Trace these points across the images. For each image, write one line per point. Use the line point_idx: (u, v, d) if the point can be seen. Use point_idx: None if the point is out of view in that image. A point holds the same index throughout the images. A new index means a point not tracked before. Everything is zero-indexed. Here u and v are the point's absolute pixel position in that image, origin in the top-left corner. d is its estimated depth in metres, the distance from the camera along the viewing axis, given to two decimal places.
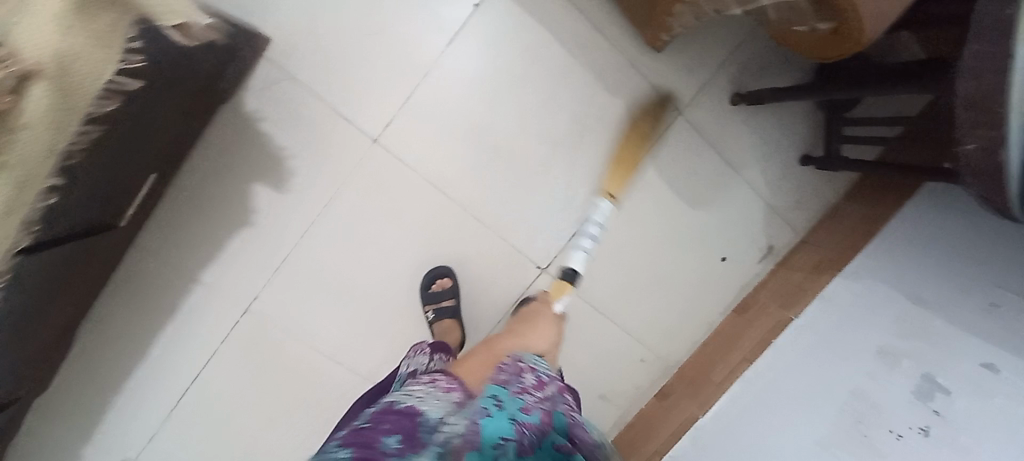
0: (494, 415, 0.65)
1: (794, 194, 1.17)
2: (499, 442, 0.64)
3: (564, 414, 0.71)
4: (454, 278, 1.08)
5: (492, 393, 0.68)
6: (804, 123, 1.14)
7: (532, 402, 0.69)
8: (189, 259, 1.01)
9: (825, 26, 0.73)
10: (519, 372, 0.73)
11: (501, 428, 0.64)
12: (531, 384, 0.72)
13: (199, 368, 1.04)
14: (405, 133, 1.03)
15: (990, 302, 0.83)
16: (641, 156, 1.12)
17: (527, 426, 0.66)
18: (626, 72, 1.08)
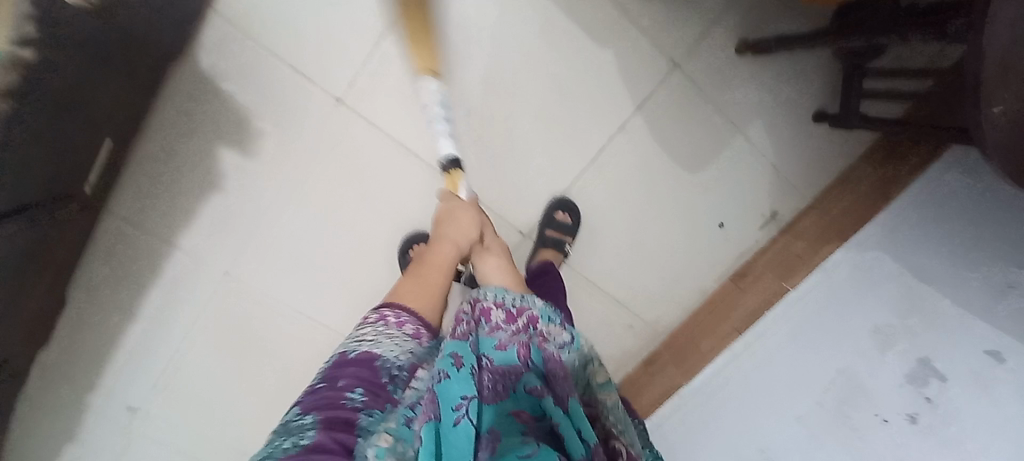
0: (455, 376, 0.55)
1: (805, 154, 1.06)
2: (460, 402, 0.53)
3: (538, 347, 0.60)
4: None
5: (450, 350, 0.57)
6: (817, 75, 1.03)
7: (506, 339, 0.60)
8: (166, 224, 0.98)
9: None
10: (482, 313, 0.63)
11: (460, 386, 0.54)
12: (501, 319, 0.62)
13: (186, 335, 1.03)
14: (372, 92, 0.97)
15: (1001, 286, 0.81)
16: (631, 113, 1.02)
17: (494, 372, 0.58)
18: (616, 17, 0.96)
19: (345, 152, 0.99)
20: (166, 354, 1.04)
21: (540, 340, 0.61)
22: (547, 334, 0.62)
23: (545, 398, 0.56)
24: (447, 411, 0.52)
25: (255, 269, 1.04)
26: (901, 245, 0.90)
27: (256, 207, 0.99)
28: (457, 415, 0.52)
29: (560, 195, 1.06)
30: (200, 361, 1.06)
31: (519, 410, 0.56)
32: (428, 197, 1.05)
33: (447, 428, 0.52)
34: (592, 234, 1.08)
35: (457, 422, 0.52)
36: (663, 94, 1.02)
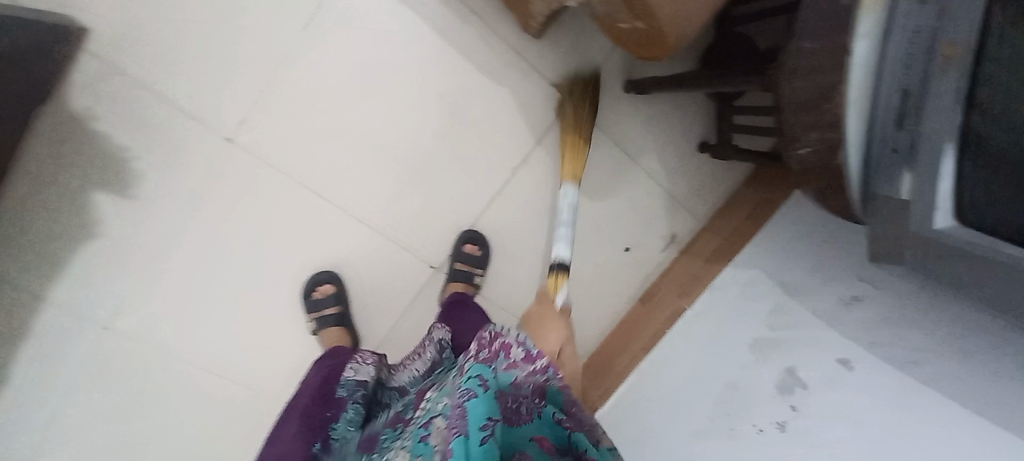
0: (480, 397, 0.64)
1: (695, 181, 1.15)
2: (485, 423, 0.63)
3: (557, 388, 0.67)
4: (337, 284, 1.02)
5: (476, 372, 0.66)
6: (699, 111, 1.12)
7: (523, 379, 0.68)
8: (34, 276, 0.91)
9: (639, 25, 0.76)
10: (503, 347, 0.69)
11: (484, 405, 0.64)
12: (519, 358, 0.68)
13: (58, 396, 0.94)
14: (264, 131, 0.94)
15: (853, 295, 0.84)
16: (531, 147, 1.07)
17: (521, 397, 0.69)
18: (507, 57, 1.02)
19: (239, 194, 0.95)
20: (34, 420, 0.94)
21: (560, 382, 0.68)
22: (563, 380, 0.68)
23: (574, 433, 0.67)
24: (476, 428, 0.62)
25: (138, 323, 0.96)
26: (775, 261, 0.98)
27: (141, 253, 0.94)
28: (484, 433, 0.62)
29: (469, 227, 1.08)
30: (74, 427, 0.95)
31: (539, 435, 0.69)
32: (334, 235, 1.02)
33: (474, 445, 0.61)
34: (503, 264, 1.10)
35: (483, 440, 0.61)
36: (559, 128, 1.07)
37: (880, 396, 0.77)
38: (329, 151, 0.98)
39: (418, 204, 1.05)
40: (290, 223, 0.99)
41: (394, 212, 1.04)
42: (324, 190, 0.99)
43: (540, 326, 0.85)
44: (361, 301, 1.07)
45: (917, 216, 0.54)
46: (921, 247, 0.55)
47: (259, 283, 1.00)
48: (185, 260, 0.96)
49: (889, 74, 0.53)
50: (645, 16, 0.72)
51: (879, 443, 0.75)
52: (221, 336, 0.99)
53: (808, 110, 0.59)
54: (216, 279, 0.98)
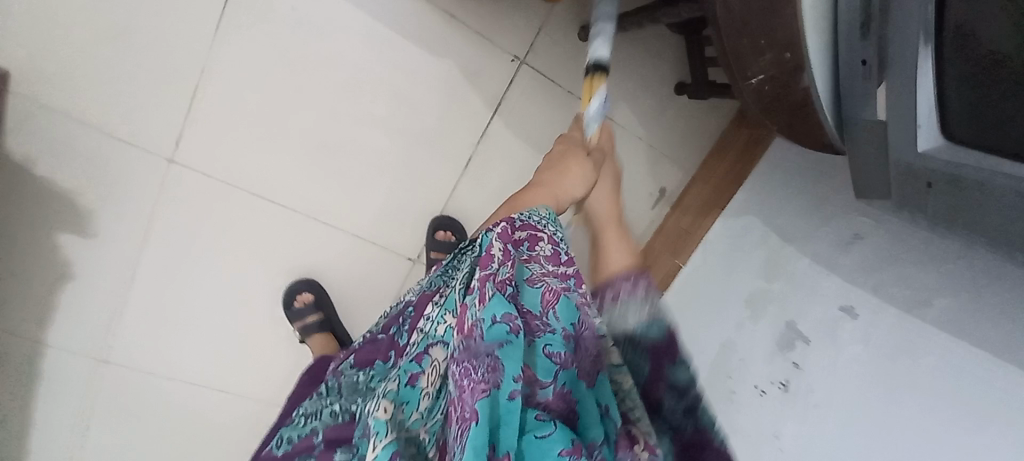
0: (515, 343, 0.44)
1: (676, 126, 1.04)
2: (520, 376, 0.43)
3: (577, 304, 0.49)
4: (316, 291, 0.98)
5: (501, 311, 0.44)
6: (666, 49, 1.02)
7: (539, 278, 0.49)
8: (22, 327, 0.91)
9: None
10: (527, 243, 0.51)
11: (518, 357, 0.43)
12: (546, 258, 0.51)
13: (64, 442, 0.94)
14: (207, 146, 0.92)
15: (855, 234, 0.76)
16: (488, 118, 0.99)
17: (534, 323, 0.47)
18: (443, 25, 0.95)
19: (199, 215, 0.94)
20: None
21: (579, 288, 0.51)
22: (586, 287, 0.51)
23: (567, 371, 0.46)
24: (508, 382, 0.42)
25: (125, 360, 0.96)
26: (769, 205, 0.89)
27: (114, 288, 0.94)
28: (514, 390, 0.42)
29: (439, 214, 1.02)
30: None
31: (528, 373, 0.45)
32: (299, 243, 0.99)
33: (505, 403, 0.41)
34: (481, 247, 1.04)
35: (513, 397, 0.42)
36: (515, 93, 0.99)
37: (883, 344, 0.69)
38: (276, 157, 0.94)
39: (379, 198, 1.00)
40: (254, 236, 0.97)
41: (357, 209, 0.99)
42: (281, 197, 0.96)
43: (553, 178, 0.64)
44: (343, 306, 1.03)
45: (901, 140, 0.47)
46: (910, 178, 0.48)
47: (236, 301, 0.98)
48: (159, 291, 0.95)
49: None
50: None
51: (879, 436, 0.67)
52: (212, 360, 0.99)
53: (744, 30, 0.49)
54: (193, 304, 0.97)
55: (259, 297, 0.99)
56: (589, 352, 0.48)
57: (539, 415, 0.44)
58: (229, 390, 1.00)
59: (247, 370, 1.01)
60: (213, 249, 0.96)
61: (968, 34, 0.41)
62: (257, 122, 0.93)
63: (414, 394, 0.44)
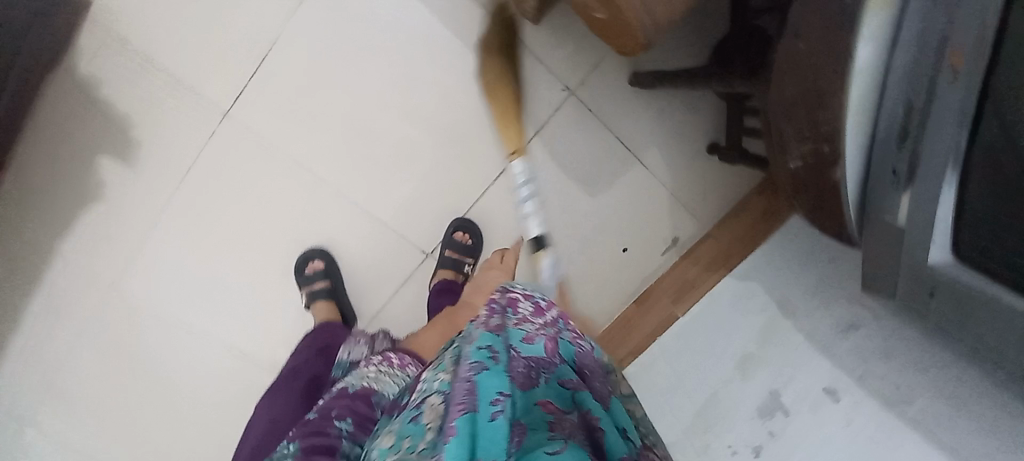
0: (493, 370, 0.52)
1: (701, 183, 1.09)
2: (497, 398, 0.50)
3: (570, 340, 0.62)
4: (328, 261, 1.02)
5: (483, 342, 0.54)
6: (707, 110, 1.06)
7: (532, 332, 0.59)
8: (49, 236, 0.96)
9: None
10: (511, 303, 0.63)
11: (498, 382, 0.51)
12: (529, 312, 0.63)
13: (61, 353, 0.99)
14: (260, 105, 0.96)
15: (851, 322, 0.81)
16: (528, 137, 1.04)
17: (533, 360, 0.58)
18: (506, 43, 1.00)
19: (239, 168, 0.97)
20: (41, 374, 0.99)
21: (571, 334, 0.62)
22: (577, 332, 0.63)
23: (577, 393, 0.58)
24: (486, 402, 0.49)
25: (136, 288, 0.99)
26: (775, 270, 0.91)
27: (140, 220, 0.97)
28: (496, 410, 0.49)
29: (463, 215, 1.06)
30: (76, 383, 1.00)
31: (546, 400, 0.56)
32: (324, 216, 1.02)
33: (484, 421, 0.48)
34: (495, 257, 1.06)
35: (495, 417, 0.49)
36: (558, 119, 1.04)
37: (860, 429, 0.77)
38: (322, 129, 0.99)
39: (409, 189, 1.03)
40: (284, 198, 1.00)
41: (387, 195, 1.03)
42: (318, 168, 1.00)
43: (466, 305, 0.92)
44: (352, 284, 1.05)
45: (914, 243, 0.50)
46: (916, 282, 0.52)
47: (251, 258, 1.01)
48: (183, 231, 0.98)
49: (897, 79, 0.47)
50: None
51: None
52: (217, 308, 1.01)
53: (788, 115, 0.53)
54: (211, 251, 0.99)
55: (274, 258, 1.02)
56: (602, 390, 0.60)
57: (549, 435, 0.51)
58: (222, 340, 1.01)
59: (244, 325, 1.02)
60: (244, 202, 0.99)
61: (1001, 168, 0.45)
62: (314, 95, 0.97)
63: (419, 429, 0.50)
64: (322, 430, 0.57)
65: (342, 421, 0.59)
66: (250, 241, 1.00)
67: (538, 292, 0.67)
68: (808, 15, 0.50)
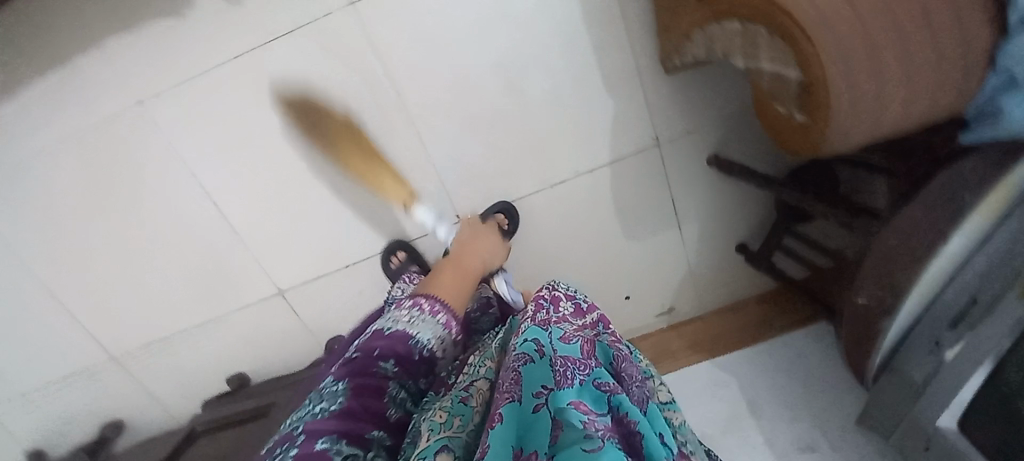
0: (538, 362, 0.65)
1: (718, 272, 1.18)
2: (540, 391, 0.61)
3: (608, 343, 0.73)
4: (409, 250, 1.12)
5: (531, 336, 0.69)
6: (760, 215, 1.12)
7: (571, 333, 0.71)
8: (111, 33, 0.94)
9: (801, 116, 0.54)
10: (556, 301, 0.79)
11: (542, 376, 0.63)
12: (569, 312, 0.77)
13: (82, 141, 1.01)
14: (383, 12, 0.95)
15: (807, 443, 0.90)
16: (600, 164, 1.08)
17: (570, 358, 0.66)
18: (629, 74, 1.00)
19: (345, 53, 0.97)
20: (54, 146, 1.01)
21: (610, 341, 0.73)
22: (616, 337, 0.75)
23: (616, 396, 0.63)
24: (530, 393, 0.61)
25: (205, 126, 1.01)
26: (754, 375, 1.02)
27: (209, 57, 0.97)
28: (538, 404, 0.60)
29: (511, 200, 1.11)
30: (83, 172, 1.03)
31: (578, 401, 0.60)
32: (400, 136, 1.05)
33: (527, 411, 0.59)
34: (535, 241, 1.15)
35: (538, 410, 0.59)
36: (632, 162, 1.08)
37: None
38: (428, 65, 1.00)
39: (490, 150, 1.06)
40: (374, 98, 1.01)
41: (467, 144, 1.06)
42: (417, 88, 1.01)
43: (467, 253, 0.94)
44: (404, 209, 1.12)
45: (929, 406, 0.59)
46: (917, 435, 0.61)
47: (323, 143, 1.04)
48: (269, 90, 0.99)
49: (959, 282, 0.57)
50: (812, 108, 0.52)
51: None
52: (257, 172, 1.06)
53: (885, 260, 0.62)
54: (289, 119, 1.02)
55: (344, 151, 1.05)
56: (640, 396, 0.67)
57: (586, 433, 0.56)
58: (280, 206, 1.09)
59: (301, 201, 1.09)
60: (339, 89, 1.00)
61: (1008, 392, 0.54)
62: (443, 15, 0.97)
63: (466, 409, 0.63)
64: (369, 370, 0.65)
65: (384, 363, 0.66)
66: (327, 125, 1.02)
67: (579, 295, 0.83)
68: (934, 198, 0.59)
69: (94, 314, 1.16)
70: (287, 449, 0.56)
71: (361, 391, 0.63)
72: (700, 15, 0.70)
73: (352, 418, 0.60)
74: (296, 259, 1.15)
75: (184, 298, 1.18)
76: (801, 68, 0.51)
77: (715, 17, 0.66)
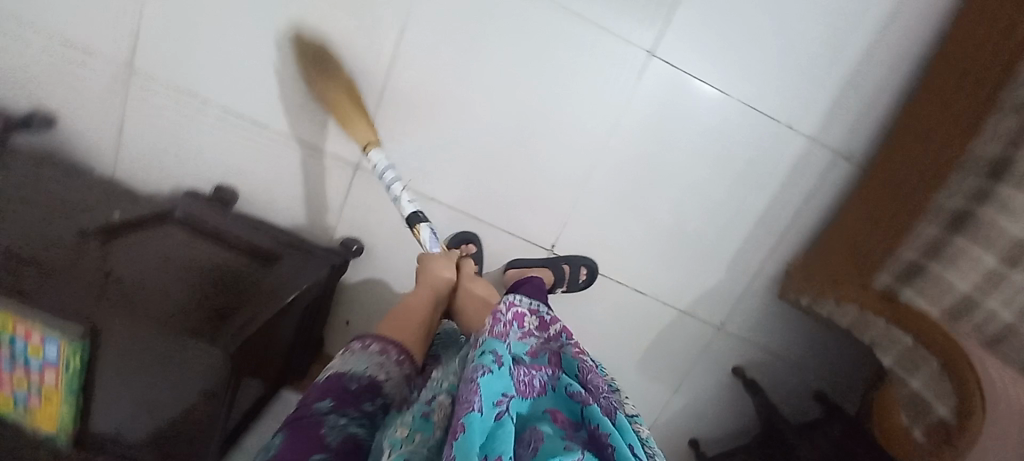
0: (495, 373, 0.53)
1: (668, 445, 1.31)
2: (500, 400, 0.51)
3: (573, 354, 0.62)
4: (477, 245, 1.09)
5: (487, 348, 0.55)
6: (733, 426, 1.29)
7: (538, 347, 0.63)
8: None
9: (923, 436, 0.75)
10: (513, 318, 0.64)
11: (500, 384, 0.52)
12: (533, 326, 0.65)
13: None
14: (661, 82, 1.02)
15: None
16: (671, 309, 1.18)
17: (530, 370, 0.57)
18: (748, 275, 1.14)
19: (603, 79, 1.01)
20: None
21: (574, 348, 0.62)
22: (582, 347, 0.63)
23: (588, 407, 0.55)
24: (489, 403, 0.50)
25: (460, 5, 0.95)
26: None
27: None
28: (499, 412, 0.50)
29: (592, 260, 1.14)
30: None
31: (551, 410, 0.55)
32: (576, 166, 1.07)
33: (487, 423, 0.48)
34: (580, 315, 1.20)
35: (499, 419, 0.50)
36: (693, 327, 1.19)
37: None
38: (646, 142, 1.06)
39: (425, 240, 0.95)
40: (601, 129, 1.04)
41: (620, 213, 1.11)
42: (537, 113, 1.03)
43: (427, 276, 0.84)
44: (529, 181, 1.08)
45: None
46: None
47: (524, 113, 1.03)
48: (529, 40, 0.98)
49: None
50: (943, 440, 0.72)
51: None
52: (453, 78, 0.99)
53: None
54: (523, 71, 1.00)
55: (537, 134, 1.04)
56: (608, 404, 0.56)
57: (565, 445, 0.49)
58: (438, 114, 1.02)
59: (465, 129, 1.03)
60: (578, 97, 1.02)
61: None
62: (563, 67, 1.00)
63: (429, 426, 0.52)
64: (303, 410, 0.56)
65: (321, 402, 0.57)
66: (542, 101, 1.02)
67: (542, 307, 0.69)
68: None
69: (147, 25, 0.93)
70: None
71: (303, 430, 0.53)
72: (872, 306, 0.87)
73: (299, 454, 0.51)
74: (398, 158, 1.05)
75: (256, 96, 0.98)
76: (958, 413, 0.70)
77: (889, 320, 0.83)
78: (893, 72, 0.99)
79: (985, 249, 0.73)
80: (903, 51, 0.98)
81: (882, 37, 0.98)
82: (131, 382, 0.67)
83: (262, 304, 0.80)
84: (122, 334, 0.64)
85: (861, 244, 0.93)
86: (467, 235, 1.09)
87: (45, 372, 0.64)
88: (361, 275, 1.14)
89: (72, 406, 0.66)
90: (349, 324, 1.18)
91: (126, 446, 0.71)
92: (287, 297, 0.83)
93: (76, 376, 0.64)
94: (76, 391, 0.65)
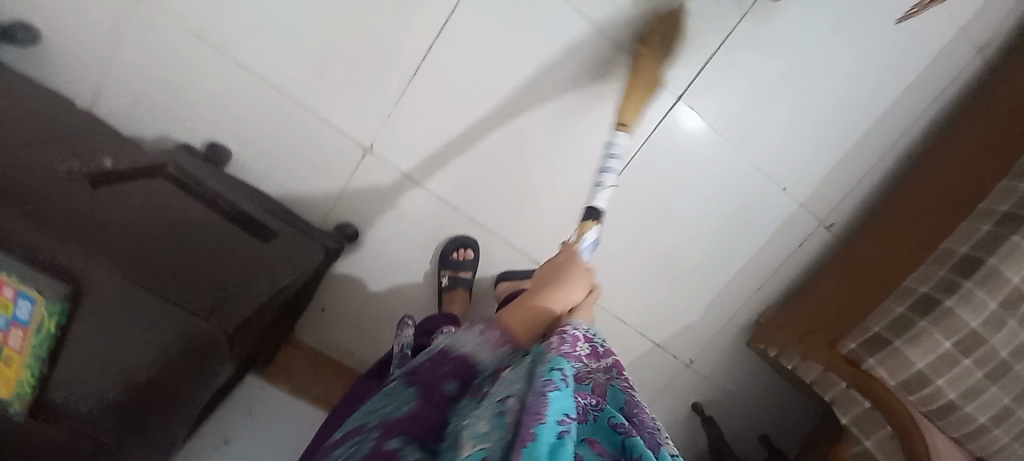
0: (564, 391, 0.48)
1: None
2: (563, 419, 0.46)
3: (621, 390, 0.55)
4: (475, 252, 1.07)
5: (555, 364, 0.51)
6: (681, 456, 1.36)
7: (583, 374, 0.56)
8: None
9: None
10: (577, 340, 0.58)
11: (566, 402, 0.48)
12: (587, 352, 0.59)
13: None
14: (683, 129, 1.02)
15: None
16: (648, 343, 1.22)
17: (582, 395, 0.52)
18: (722, 320, 1.21)
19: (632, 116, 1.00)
20: None
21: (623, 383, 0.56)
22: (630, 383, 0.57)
23: (631, 439, 0.49)
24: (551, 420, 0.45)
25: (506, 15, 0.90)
26: None
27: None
28: (562, 431, 0.45)
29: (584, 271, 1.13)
30: None
31: (594, 439, 0.50)
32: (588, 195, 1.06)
33: (551, 437, 0.44)
34: None
35: (562, 437, 0.45)
36: (664, 362, 1.24)
37: None
38: (658, 183, 1.07)
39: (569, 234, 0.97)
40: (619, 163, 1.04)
41: (612, 235, 1.11)
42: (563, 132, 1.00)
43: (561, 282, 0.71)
44: (524, 180, 1.03)
45: None
46: None
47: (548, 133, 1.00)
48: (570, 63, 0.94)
49: None
50: None
51: None
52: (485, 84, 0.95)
53: None
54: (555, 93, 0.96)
55: (557, 155, 1.02)
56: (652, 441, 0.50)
57: None
58: (456, 104, 0.96)
59: (486, 137, 0.99)
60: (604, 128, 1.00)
61: None
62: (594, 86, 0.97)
63: (500, 425, 0.46)
64: (431, 384, 0.54)
65: (451, 383, 0.55)
66: (570, 125, 0.99)
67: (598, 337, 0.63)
68: None
69: None
70: (362, 440, 0.48)
71: (432, 404, 0.52)
72: (832, 364, 0.95)
73: (424, 427, 0.49)
74: (410, 152, 1.00)
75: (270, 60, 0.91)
76: None
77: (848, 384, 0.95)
78: (883, 159, 1.10)
79: (941, 335, 0.85)
80: (895, 144, 1.08)
81: (878, 128, 1.07)
82: (104, 335, 0.58)
83: (256, 278, 0.74)
84: (121, 285, 0.59)
85: (833, 311, 1.01)
86: (465, 239, 1.06)
87: (9, 332, 0.55)
88: (347, 262, 1.08)
89: (35, 372, 0.57)
90: (325, 310, 1.12)
91: (80, 421, 0.60)
92: (284, 276, 0.79)
93: (47, 339, 0.56)
94: (43, 356, 0.57)
